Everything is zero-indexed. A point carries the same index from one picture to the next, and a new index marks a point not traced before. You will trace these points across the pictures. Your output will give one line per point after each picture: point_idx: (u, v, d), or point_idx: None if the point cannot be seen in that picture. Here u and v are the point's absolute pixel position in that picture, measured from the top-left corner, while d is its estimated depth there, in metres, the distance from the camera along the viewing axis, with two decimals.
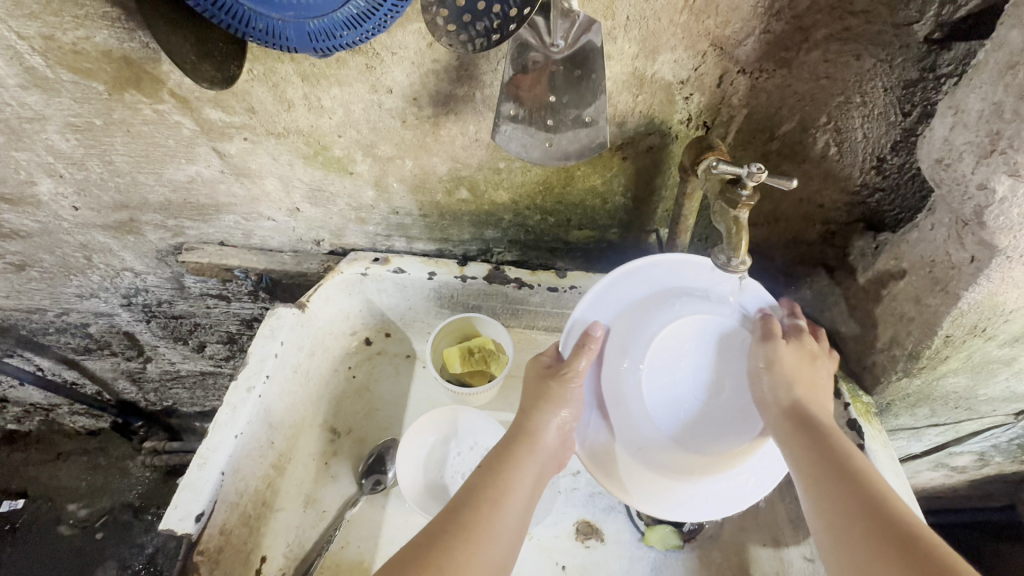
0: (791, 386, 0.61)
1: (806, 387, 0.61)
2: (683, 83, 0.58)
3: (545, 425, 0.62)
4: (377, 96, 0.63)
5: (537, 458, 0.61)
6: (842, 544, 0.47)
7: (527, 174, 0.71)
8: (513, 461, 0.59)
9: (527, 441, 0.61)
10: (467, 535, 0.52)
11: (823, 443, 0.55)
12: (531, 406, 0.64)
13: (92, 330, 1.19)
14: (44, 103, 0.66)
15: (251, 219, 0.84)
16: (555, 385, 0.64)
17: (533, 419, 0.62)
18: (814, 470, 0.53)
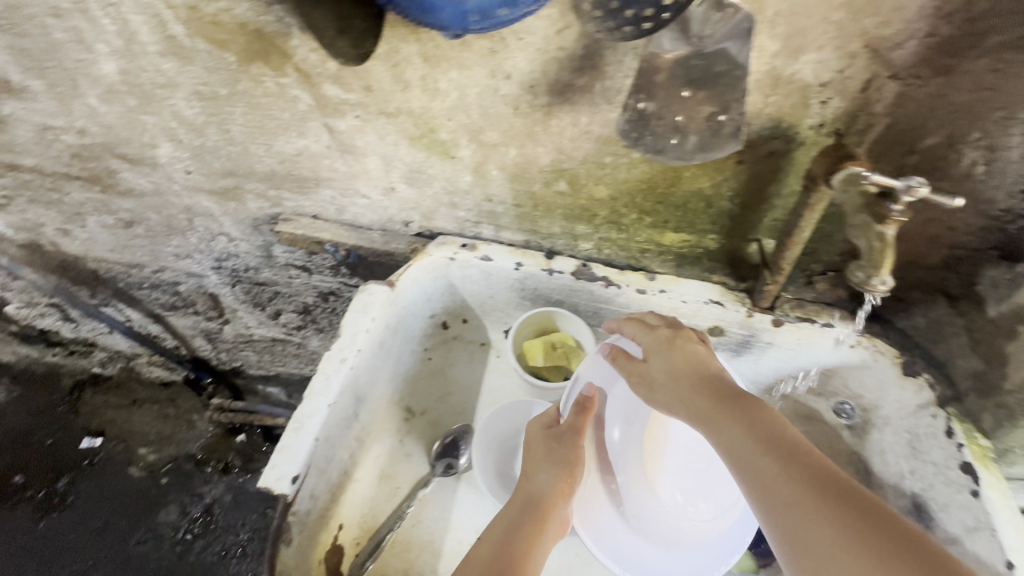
0: (701, 365, 0.55)
1: (701, 366, 0.55)
2: (823, 86, 0.55)
3: (548, 492, 0.61)
4: (494, 81, 0.62)
5: (549, 528, 0.59)
6: (789, 530, 0.42)
7: (632, 171, 0.69)
8: (522, 530, 0.58)
9: (534, 508, 0.60)
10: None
11: (743, 415, 0.49)
12: (536, 475, 0.62)
13: (181, 289, 1.27)
14: (178, 70, 0.70)
15: (347, 195, 0.86)
16: (557, 447, 0.64)
17: (537, 488, 0.62)
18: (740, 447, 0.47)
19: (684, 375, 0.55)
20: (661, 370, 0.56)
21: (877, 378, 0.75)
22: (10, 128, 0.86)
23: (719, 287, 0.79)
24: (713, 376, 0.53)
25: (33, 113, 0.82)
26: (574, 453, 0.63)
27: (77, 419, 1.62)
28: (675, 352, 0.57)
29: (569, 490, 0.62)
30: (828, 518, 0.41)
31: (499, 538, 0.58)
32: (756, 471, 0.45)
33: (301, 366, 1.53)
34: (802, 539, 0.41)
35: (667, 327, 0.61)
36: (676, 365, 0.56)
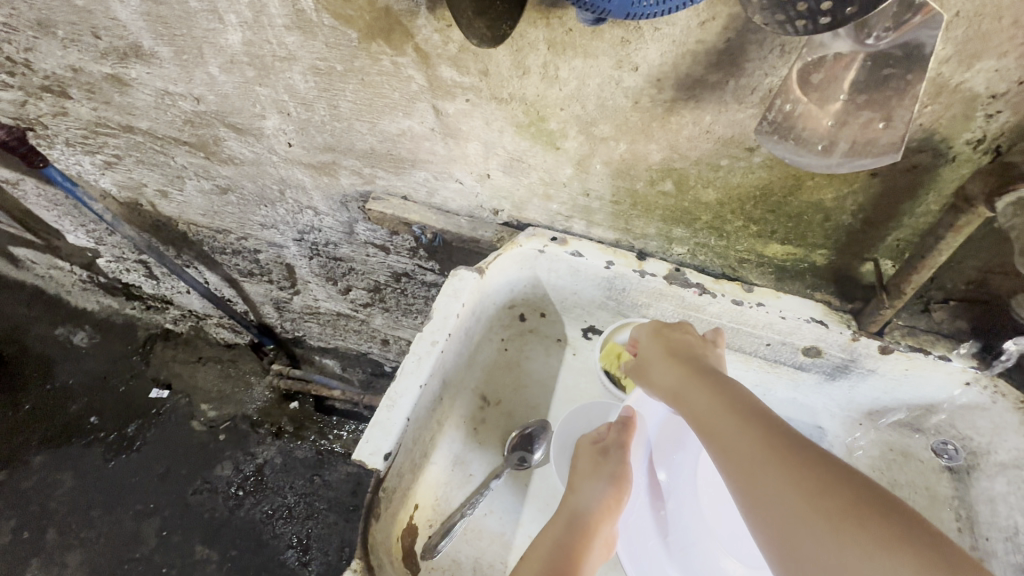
0: (686, 351, 0.65)
1: (687, 352, 0.64)
2: (995, 97, 0.50)
3: (592, 501, 0.66)
4: (619, 72, 0.60)
5: (596, 541, 0.64)
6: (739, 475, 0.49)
7: (748, 176, 0.66)
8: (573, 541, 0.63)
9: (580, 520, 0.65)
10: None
11: (713, 384, 0.57)
12: (581, 487, 0.68)
13: (260, 257, 1.31)
14: (299, 44, 0.71)
15: (441, 178, 0.86)
16: (602, 462, 0.69)
17: (583, 499, 0.67)
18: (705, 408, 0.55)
19: (670, 358, 0.64)
20: (654, 357, 0.66)
21: (992, 421, 0.68)
22: (133, 92, 0.90)
23: (822, 305, 0.74)
24: (695, 360, 0.63)
25: (156, 78, 0.85)
26: (618, 465, 0.69)
27: (148, 369, 1.72)
28: (669, 342, 0.67)
29: (614, 505, 0.66)
30: (771, 459, 0.47)
31: (548, 540, 0.64)
32: (716, 425, 0.52)
33: (362, 341, 1.57)
34: (749, 476, 0.47)
35: (672, 326, 0.70)
36: (667, 352, 0.65)
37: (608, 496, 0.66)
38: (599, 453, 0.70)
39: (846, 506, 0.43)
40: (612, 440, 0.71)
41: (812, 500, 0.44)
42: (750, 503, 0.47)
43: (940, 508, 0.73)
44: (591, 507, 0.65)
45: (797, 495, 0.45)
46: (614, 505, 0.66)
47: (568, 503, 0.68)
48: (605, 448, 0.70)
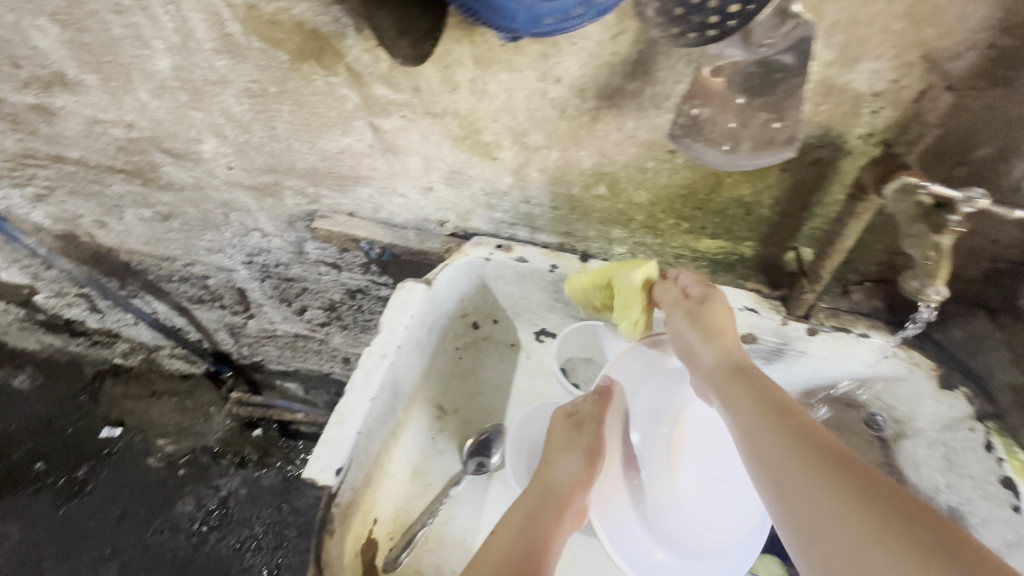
0: (726, 340, 0.62)
1: (726, 343, 0.62)
2: (876, 95, 0.55)
3: (563, 479, 0.66)
4: (543, 85, 0.63)
5: (565, 516, 0.64)
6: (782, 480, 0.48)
7: (674, 176, 0.70)
8: (542, 519, 0.64)
9: (552, 497, 0.65)
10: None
11: (754, 390, 0.56)
12: (553, 464, 0.67)
13: (210, 282, 1.28)
14: (231, 67, 0.72)
15: (386, 193, 0.87)
16: (579, 436, 0.67)
17: (552, 476, 0.67)
18: (751, 419, 0.54)
19: (706, 349, 0.62)
20: (690, 343, 0.64)
21: (911, 390, 0.74)
22: (60, 121, 0.88)
23: (753, 293, 0.78)
24: (732, 355, 0.61)
25: (85, 106, 0.83)
26: (593, 439, 0.67)
27: (97, 408, 1.64)
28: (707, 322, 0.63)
29: (587, 479, 0.66)
30: (819, 470, 0.46)
31: (516, 517, 0.65)
32: (764, 438, 0.51)
33: (322, 362, 1.55)
34: (799, 492, 0.46)
35: (701, 294, 0.66)
36: (705, 338, 0.63)
37: (582, 471, 0.66)
38: (577, 426, 0.69)
39: (895, 524, 0.40)
40: (588, 411, 0.69)
41: (859, 512, 0.42)
42: (794, 510, 0.46)
43: None
44: (563, 483, 0.65)
45: (842, 509, 0.43)
46: (586, 477, 0.66)
47: (541, 480, 0.67)
48: (581, 421, 0.69)
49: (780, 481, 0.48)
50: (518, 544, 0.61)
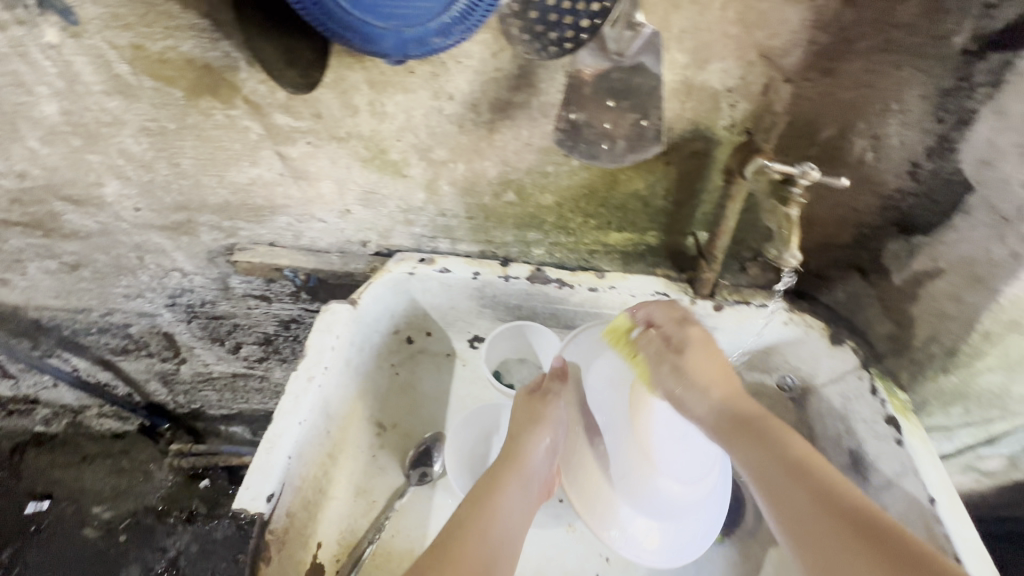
0: (718, 389, 0.66)
1: (722, 391, 0.67)
2: (730, 91, 0.62)
3: (531, 447, 0.70)
4: (438, 102, 0.67)
5: (523, 483, 0.68)
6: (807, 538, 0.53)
7: (573, 178, 0.75)
8: (501, 485, 0.67)
9: (513, 465, 0.69)
10: (456, 549, 0.59)
11: (764, 441, 0.60)
12: (522, 431, 0.71)
13: (132, 331, 1.22)
14: (124, 108, 0.71)
15: (304, 220, 0.87)
16: (541, 407, 0.72)
17: (520, 444, 0.70)
18: (771, 473, 0.58)
19: (710, 398, 0.65)
20: (692, 390, 0.66)
21: (811, 350, 0.80)
22: None
23: (663, 278, 0.83)
24: (729, 403, 0.65)
25: None
26: (553, 410, 0.71)
27: (19, 483, 1.52)
28: (702, 369, 0.67)
29: (550, 447, 0.70)
30: (839, 526, 0.52)
31: (481, 480, 0.68)
32: (792, 496, 0.55)
33: (266, 399, 1.51)
34: (823, 548, 0.52)
35: (696, 333, 0.70)
36: (700, 386, 0.66)
37: (547, 440, 0.70)
38: (541, 399, 0.73)
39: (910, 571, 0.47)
40: (548, 386, 0.74)
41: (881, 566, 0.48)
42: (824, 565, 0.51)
43: None
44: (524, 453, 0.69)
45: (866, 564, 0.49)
46: (546, 445, 0.70)
47: (512, 448, 0.70)
48: (538, 396, 0.74)
49: (812, 547, 0.52)
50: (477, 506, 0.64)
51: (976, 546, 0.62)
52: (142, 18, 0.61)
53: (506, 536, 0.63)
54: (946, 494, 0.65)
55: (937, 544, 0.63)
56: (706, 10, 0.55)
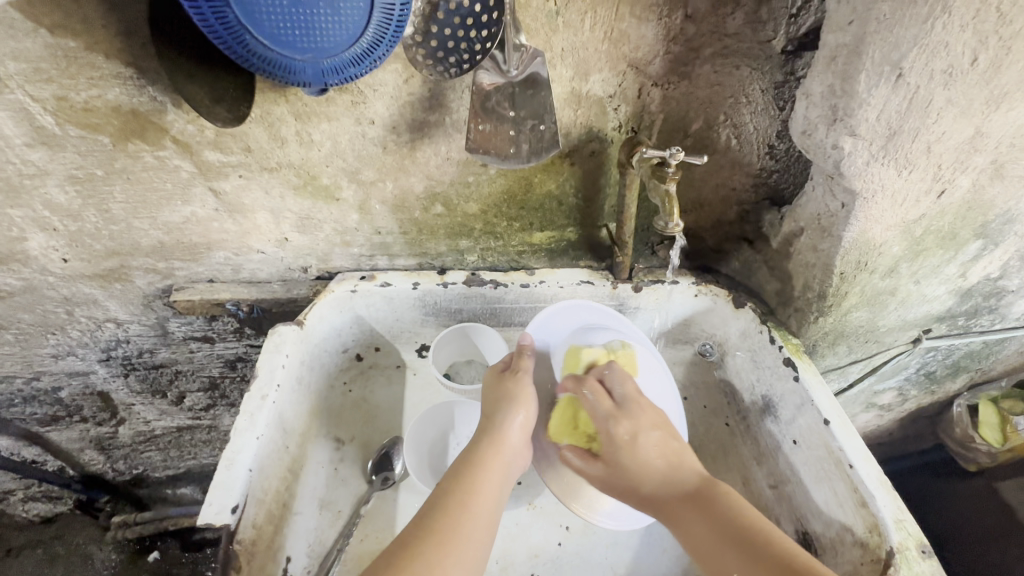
0: (655, 467, 0.69)
1: (659, 472, 0.69)
2: (611, 97, 0.74)
3: (508, 422, 0.71)
4: (361, 127, 0.74)
5: (503, 458, 0.68)
6: None
7: (493, 185, 0.84)
8: (481, 460, 0.67)
9: (492, 439, 0.69)
10: (439, 525, 0.59)
11: (703, 513, 0.64)
12: (497, 408, 0.72)
13: (62, 395, 1.17)
14: (48, 158, 0.73)
15: (242, 253, 0.90)
16: (513, 384, 0.74)
17: (496, 420, 0.71)
18: (708, 550, 0.61)
19: (643, 484, 0.68)
20: (624, 477, 0.69)
21: (720, 316, 0.91)
22: None
23: (586, 269, 0.92)
24: (664, 484, 0.68)
25: None
26: (520, 388, 0.74)
27: None
28: (640, 451, 0.70)
29: (525, 423, 0.71)
30: None
31: (461, 457, 0.69)
32: (725, 561, 0.60)
33: (215, 451, 1.47)
34: None
35: (633, 410, 0.73)
36: (635, 471, 0.69)
37: (522, 415, 0.71)
38: (513, 378, 0.75)
39: None
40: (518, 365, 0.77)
41: None
42: None
43: (713, 393, 0.94)
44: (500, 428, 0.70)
45: None
46: (521, 418, 0.71)
47: (489, 428, 0.71)
48: (508, 375, 0.76)
49: None
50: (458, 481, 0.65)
51: (864, 453, 0.70)
52: (63, 70, 0.64)
53: (489, 510, 0.63)
54: (837, 414, 0.74)
55: (835, 458, 0.71)
56: (579, 32, 0.66)
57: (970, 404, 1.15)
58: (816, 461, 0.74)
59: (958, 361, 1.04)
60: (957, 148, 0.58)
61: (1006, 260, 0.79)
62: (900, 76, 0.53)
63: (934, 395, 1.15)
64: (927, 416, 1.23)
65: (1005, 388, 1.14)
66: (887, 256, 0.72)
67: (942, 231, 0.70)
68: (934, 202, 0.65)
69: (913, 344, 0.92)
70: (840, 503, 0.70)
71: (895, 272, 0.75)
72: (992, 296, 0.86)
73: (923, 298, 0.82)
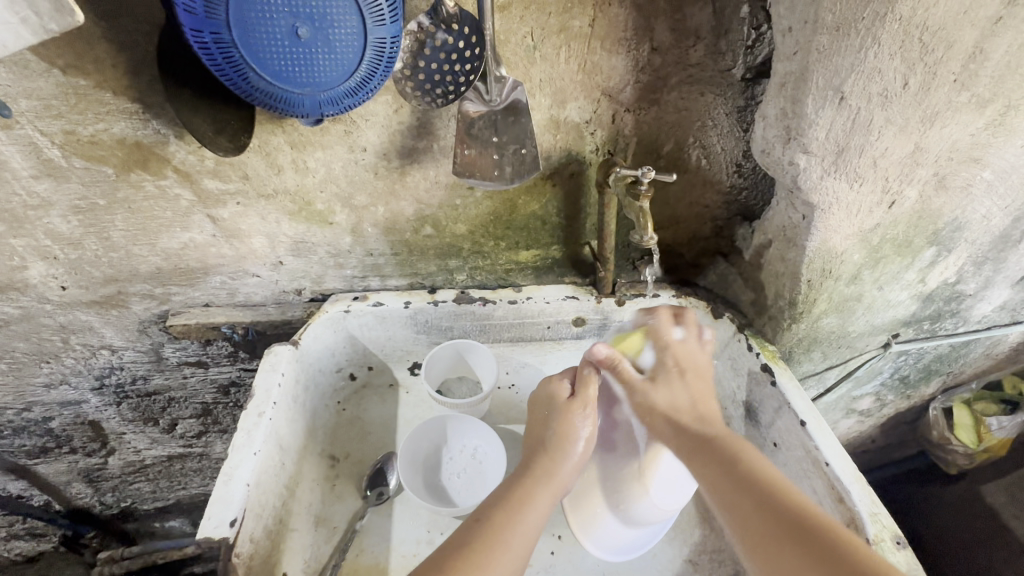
0: (682, 403, 0.69)
1: (685, 407, 0.69)
2: (588, 122, 0.79)
3: (567, 460, 0.70)
4: (354, 154, 0.78)
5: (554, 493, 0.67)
6: (760, 539, 0.53)
7: (479, 207, 0.88)
8: (533, 494, 0.65)
9: (549, 472, 0.68)
10: (485, 552, 0.57)
11: (713, 457, 0.61)
12: (556, 437, 0.71)
13: (53, 425, 1.17)
14: (53, 190, 0.76)
15: (237, 277, 0.93)
16: (577, 415, 0.73)
17: (553, 452, 0.70)
18: (716, 485, 0.58)
19: (671, 412, 0.68)
20: (654, 403, 0.70)
21: None
22: None
23: (571, 285, 0.96)
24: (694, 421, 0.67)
25: None
26: (583, 424, 0.73)
27: None
28: (667, 387, 0.72)
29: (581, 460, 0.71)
30: (777, 526, 0.52)
31: (510, 485, 0.66)
32: (731, 495, 0.57)
33: (205, 480, 1.46)
34: (763, 550, 0.52)
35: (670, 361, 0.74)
36: (665, 399, 0.70)
37: (579, 448, 0.71)
38: (579, 406, 0.74)
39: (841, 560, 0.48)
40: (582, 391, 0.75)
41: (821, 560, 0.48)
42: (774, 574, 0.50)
43: None
44: (557, 462, 0.69)
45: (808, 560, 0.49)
46: (578, 456, 0.71)
47: (546, 460, 0.69)
48: (575, 402, 0.74)
49: (761, 546, 0.52)
50: (505, 510, 0.62)
51: (839, 451, 0.73)
52: (72, 106, 0.68)
53: (526, 546, 0.60)
54: (813, 415, 0.77)
55: (813, 458, 0.74)
56: (555, 64, 0.72)
57: (945, 407, 1.19)
58: (796, 460, 0.77)
59: (928, 364, 1.09)
60: (900, 162, 0.64)
61: (960, 265, 0.84)
62: (842, 98, 0.58)
63: (910, 399, 1.19)
64: (907, 421, 1.27)
65: (975, 390, 1.18)
66: (849, 263, 0.77)
67: (897, 239, 0.75)
68: (887, 212, 0.70)
69: (883, 349, 0.97)
70: (821, 501, 0.73)
71: (859, 278, 0.80)
72: (952, 300, 0.91)
73: (888, 303, 0.87)
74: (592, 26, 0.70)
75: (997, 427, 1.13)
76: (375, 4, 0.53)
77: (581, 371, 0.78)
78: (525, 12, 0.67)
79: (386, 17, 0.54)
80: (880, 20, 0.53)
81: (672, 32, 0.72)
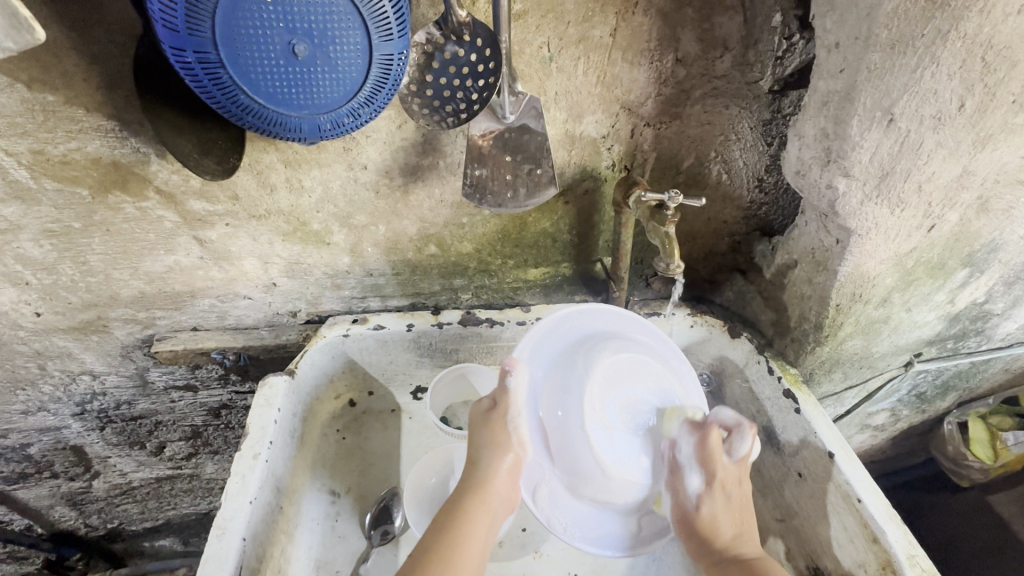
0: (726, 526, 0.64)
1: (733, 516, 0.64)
2: (605, 137, 0.74)
3: (493, 471, 0.63)
4: (353, 172, 0.72)
5: (492, 503, 0.62)
6: None
7: (487, 226, 0.83)
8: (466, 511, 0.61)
9: (478, 489, 0.62)
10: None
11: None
12: (482, 452, 0.64)
13: (32, 451, 1.10)
14: (22, 213, 0.69)
15: (227, 299, 0.87)
16: (501, 425, 0.65)
17: (482, 467, 0.63)
18: None
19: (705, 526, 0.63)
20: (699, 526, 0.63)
21: (717, 347, 0.89)
22: None
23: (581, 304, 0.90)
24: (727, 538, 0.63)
25: None
26: (509, 436, 0.65)
27: None
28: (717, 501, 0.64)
29: (514, 468, 0.64)
30: None
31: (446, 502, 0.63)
32: None
33: (196, 500, 1.39)
34: None
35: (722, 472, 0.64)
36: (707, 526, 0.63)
37: (512, 457, 0.64)
38: (501, 417, 0.66)
39: None
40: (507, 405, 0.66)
41: None
42: None
43: None
44: (480, 473, 0.63)
45: None
46: (510, 467, 0.64)
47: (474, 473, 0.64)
48: (497, 414, 0.66)
49: None
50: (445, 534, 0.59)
51: (871, 486, 0.69)
52: (40, 124, 0.61)
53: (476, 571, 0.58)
54: (840, 445, 0.72)
55: (843, 493, 0.70)
56: (573, 77, 0.67)
57: (960, 422, 1.17)
58: (824, 495, 0.73)
59: (947, 380, 1.06)
60: (946, 185, 0.60)
61: (991, 285, 0.81)
62: (891, 121, 0.54)
63: (924, 413, 1.17)
64: (919, 433, 1.25)
65: (992, 404, 1.16)
66: (882, 286, 0.73)
67: (932, 262, 0.71)
68: (925, 236, 0.66)
69: (905, 368, 0.94)
70: (852, 539, 0.68)
71: (889, 301, 0.76)
72: (978, 320, 0.88)
73: (915, 324, 0.83)
74: (614, 36, 0.64)
75: (1014, 442, 1.12)
76: (382, 17, 0.47)
77: (498, 384, 0.67)
78: (541, 21, 0.61)
79: (393, 31, 0.49)
80: (942, 38, 0.48)
81: (699, 42, 0.66)
